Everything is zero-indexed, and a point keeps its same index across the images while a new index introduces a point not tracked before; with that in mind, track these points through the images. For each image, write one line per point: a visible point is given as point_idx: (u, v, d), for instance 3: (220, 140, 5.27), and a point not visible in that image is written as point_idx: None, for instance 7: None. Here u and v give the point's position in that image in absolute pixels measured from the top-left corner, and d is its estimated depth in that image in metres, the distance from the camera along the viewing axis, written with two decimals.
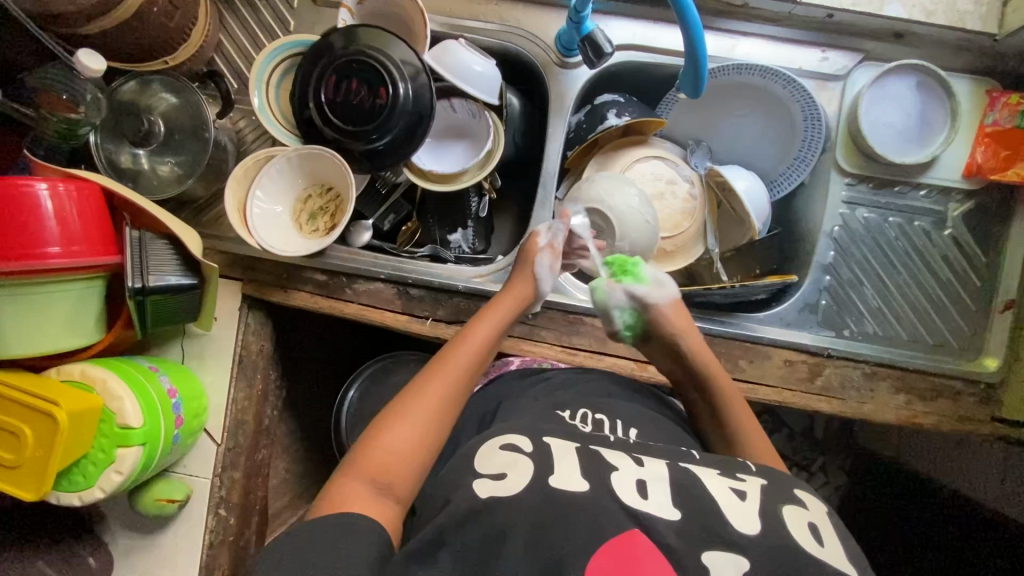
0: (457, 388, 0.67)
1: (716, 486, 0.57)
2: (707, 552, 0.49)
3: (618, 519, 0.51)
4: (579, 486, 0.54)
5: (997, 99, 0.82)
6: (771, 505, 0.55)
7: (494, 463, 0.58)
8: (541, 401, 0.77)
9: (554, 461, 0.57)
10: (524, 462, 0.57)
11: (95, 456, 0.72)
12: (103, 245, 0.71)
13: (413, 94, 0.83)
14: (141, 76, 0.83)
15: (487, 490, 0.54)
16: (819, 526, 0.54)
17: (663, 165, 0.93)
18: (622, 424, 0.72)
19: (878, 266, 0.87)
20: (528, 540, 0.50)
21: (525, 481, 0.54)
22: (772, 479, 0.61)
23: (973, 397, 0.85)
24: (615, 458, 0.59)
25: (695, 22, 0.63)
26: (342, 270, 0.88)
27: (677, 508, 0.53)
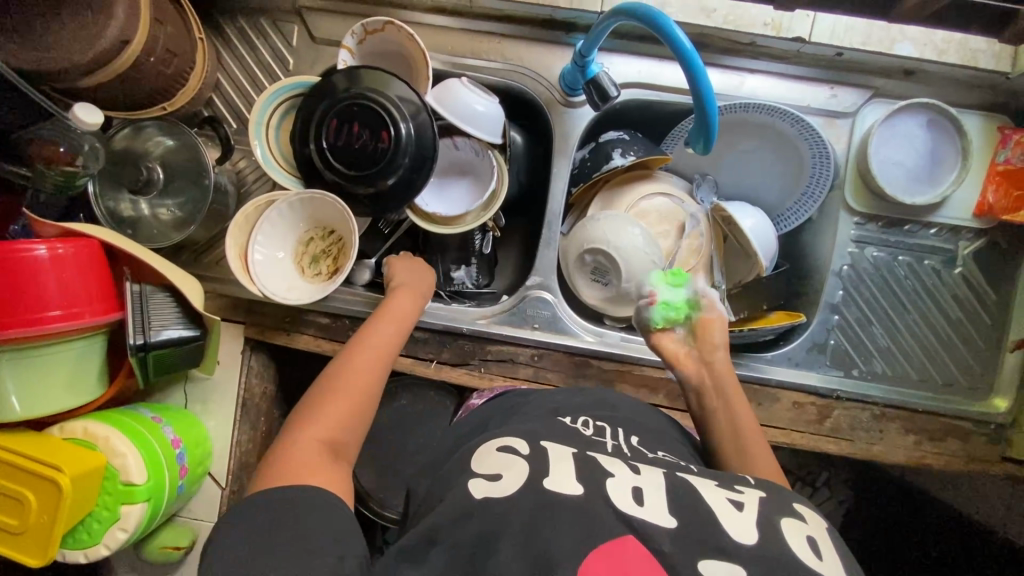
0: (366, 380, 0.68)
1: (713, 494, 0.54)
2: (700, 560, 0.47)
3: (609, 523, 0.50)
4: (574, 490, 0.53)
5: (1010, 136, 0.81)
6: (769, 515, 0.53)
7: (493, 464, 0.58)
8: (533, 408, 0.73)
9: (550, 462, 0.56)
10: (520, 464, 0.56)
11: (100, 514, 0.71)
12: (105, 302, 0.70)
13: (416, 135, 0.82)
14: (135, 122, 0.80)
15: (481, 491, 0.54)
16: (817, 540, 0.52)
17: (669, 202, 0.92)
18: (622, 431, 0.68)
19: (888, 305, 0.86)
20: (516, 544, 0.49)
21: (520, 482, 0.54)
22: (772, 489, 0.58)
23: (983, 437, 0.84)
24: (612, 465, 0.58)
25: (705, 80, 0.62)
26: (346, 312, 0.88)
27: (673, 515, 0.51)
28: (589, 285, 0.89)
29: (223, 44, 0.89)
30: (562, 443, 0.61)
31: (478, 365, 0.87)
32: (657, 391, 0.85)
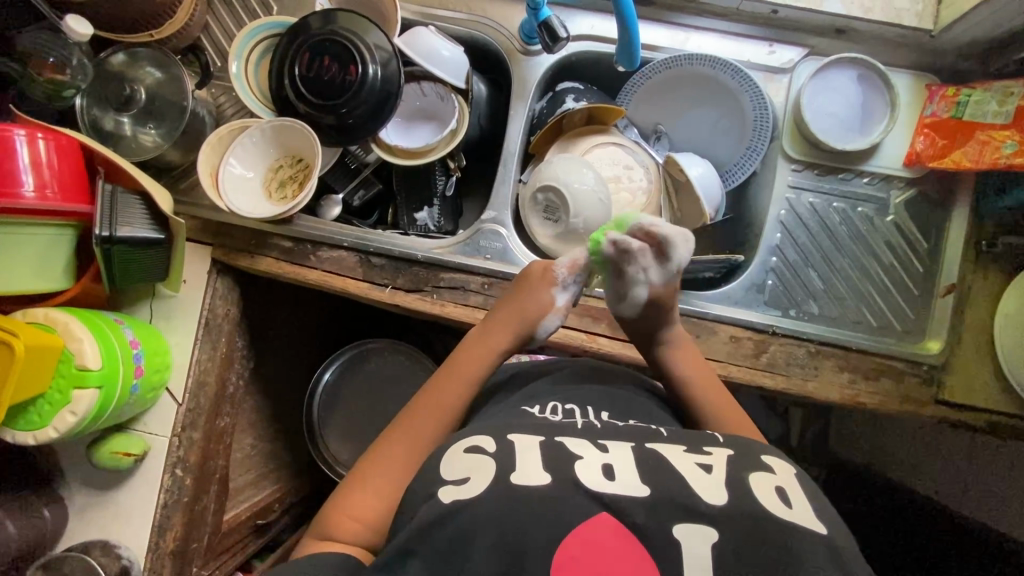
0: (426, 433, 0.69)
1: (683, 462, 0.56)
2: (677, 526, 0.49)
3: (583, 505, 0.51)
4: (542, 479, 0.53)
5: (936, 92, 0.86)
6: (738, 476, 0.55)
7: (458, 468, 0.57)
8: (518, 395, 0.78)
9: (516, 456, 0.56)
10: (488, 463, 0.56)
11: (52, 396, 0.74)
12: (76, 194, 0.75)
13: (382, 76, 0.89)
14: (130, 48, 0.89)
15: (451, 496, 0.53)
16: (787, 489, 0.54)
17: (621, 151, 0.97)
18: (593, 410, 0.72)
19: (823, 250, 0.90)
20: (491, 542, 0.49)
21: (486, 483, 0.53)
22: (741, 449, 0.60)
23: (915, 377, 0.86)
24: (580, 446, 0.58)
25: (630, 12, 0.69)
26: (308, 237, 0.92)
27: (645, 484, 0.52)
28: (541, 223, 0.94)
29: None
30: (528, 432, 0.61)
31: (431, 291, 0.91)
32: (600, 320, 0.90)
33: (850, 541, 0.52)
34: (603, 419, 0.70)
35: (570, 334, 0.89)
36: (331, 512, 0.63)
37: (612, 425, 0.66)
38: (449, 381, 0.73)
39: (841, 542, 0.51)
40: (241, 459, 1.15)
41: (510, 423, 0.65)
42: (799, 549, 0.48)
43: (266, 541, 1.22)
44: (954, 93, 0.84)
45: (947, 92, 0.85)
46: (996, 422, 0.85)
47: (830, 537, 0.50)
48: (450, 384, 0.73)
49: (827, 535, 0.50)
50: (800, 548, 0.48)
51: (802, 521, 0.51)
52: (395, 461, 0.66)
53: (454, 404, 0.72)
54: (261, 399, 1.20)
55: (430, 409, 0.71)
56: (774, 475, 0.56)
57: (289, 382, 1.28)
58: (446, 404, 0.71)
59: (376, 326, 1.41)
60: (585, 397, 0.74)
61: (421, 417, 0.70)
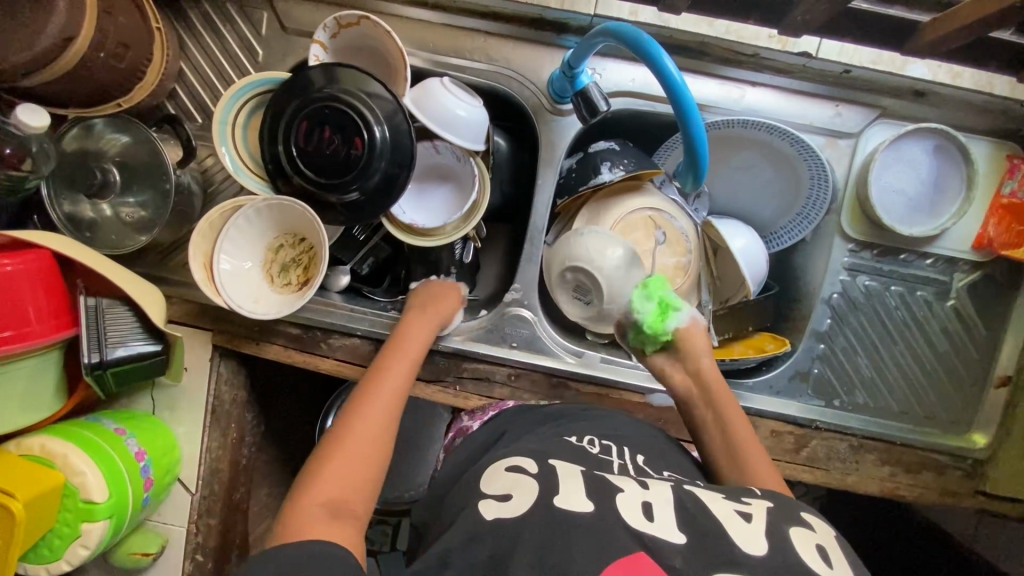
0: (391, 407, 0.67)
1: (720, 507, 0.55)
2: (715, 574, 0.47)
3: (623, 541, 0.49)
4: (584, 507, 0.52)
5: (1018, 167, 0.77)
6: (777, 527, 0.53)
7: (499, 484, 0.58)
8: (553, 427, 0.71)
9: (559, 482, 0.56)
10: (528, 482, 0.57)
11: (60, 530, 0.70)
12: (57, 318, 0.67)
13: (391, 139, 0.77)
14: (83, 120, 0.75)
15: (492, 512, 0.54)
16: (826, 547, 0.52)
17: (658, 219, 0.88)
18: (628, 450, 0.67)
19: (876, 336, 0.83)
20: (531, 563, 0.48)
21: (529, 500, 0.54)
22: (777, 500, 0.58)
23: (959, 470, 0.83)
24: (620, 479, 0.58)
25: (699, 134, 0.58)
26: (318, 324, 0.84)
27: (682, 529, 0.51)
28: (571, 302, 0.86)
29: (188, 32, 0.82)
30: (571, 460, 0.61)
31: (452, 382, 0.84)
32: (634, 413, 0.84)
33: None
34: (639, 462, 0.65)
35: None
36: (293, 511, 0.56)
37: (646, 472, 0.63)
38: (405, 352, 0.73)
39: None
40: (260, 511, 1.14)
41: (549, 446, 0.65)
42: None
43: None
44: None
45: None
46: None
47: None
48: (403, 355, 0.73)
49: None
50: None
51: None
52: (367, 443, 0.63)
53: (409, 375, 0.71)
54: (275, 450, 1.16)
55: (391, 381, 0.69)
56: (813, 531, 0.54)
57: (299, 424, 1.24)
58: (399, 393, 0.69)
59: None
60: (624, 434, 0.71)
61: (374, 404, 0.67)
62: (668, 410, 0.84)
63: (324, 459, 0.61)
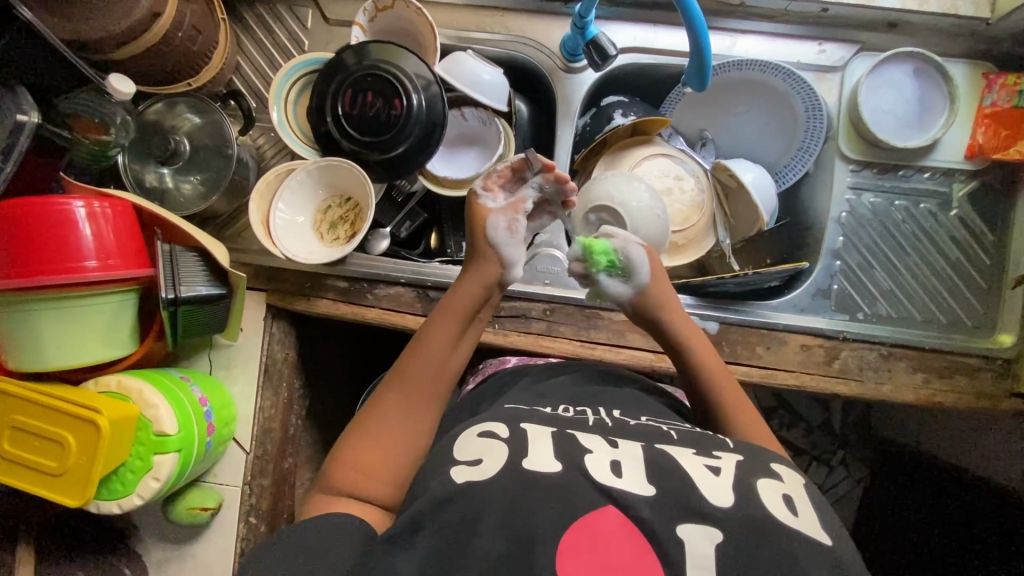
0: (433, 378, 0.64)
1: (690, 462, 0.56)
2: (681, 525, 0.49)
3: (590, 497, 0.51)
4: (551, 468, 0.53)
5: (995, 81, 0.84)
6: (746, 479, 0.54)
7: (472, 449, 0.57)
8: (531, 391, 0.78)
9: (528, 442, 0.57)
10: (499, 446, 0.56)
11: (133, 463, 0.74)
12: (137, 258, 0.74)
13: (426, 105, 0.86)
14: (167, 97, 0.86)
15: (464, 475, 0.53)
16: (793, 496, 0.54)
17: (671, 163, 0.95)
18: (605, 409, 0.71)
19: (887, 249, 0.88)
20: (499, 523, 0.49)
21: (499, 466, 0.54)
22: (749, 452, 0.59)
23: (990, 372, 0.85)
24: (590, 440, 0.59)
25: (701, 24, 0.66)
26: (363, 275, 0.91)
27: (652, 483, 0.52)
28: None
29: (243, 31, 0.95)
30: (541, 422, 0.62)
31: (492, 322, 0.89)
32: None
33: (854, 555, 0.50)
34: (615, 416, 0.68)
35: (639, 354, 0.88)
36: (329, 479, 0.57)
37: (623, 423, 0.65)
38: (448, 319, 0.67)
39: (844, 554, 0.50)
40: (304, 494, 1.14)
41: (521, 411, 0.65)
42: (805, 556, 0.47)
43: None
44: (1015, 82, 0.82)
45: (1007, 81, 0.83)
46: None
47: (835, 548, 0.49)
48: (447, 318, 0.68)
49: (831, 546, 0.49)
50: None
51: (807, 530, 0.50)
52: (404, 418, 0.61)
53: (453, 349, 0.67)
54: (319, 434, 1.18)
55: (430, 352, 0.65)
56: (782, 482, 0.55)
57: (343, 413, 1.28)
58: (441, 362, 0.65)
59: None
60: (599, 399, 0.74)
61: (420, 370, 0.64)
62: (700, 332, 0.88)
63: (365, 433, 0.60)
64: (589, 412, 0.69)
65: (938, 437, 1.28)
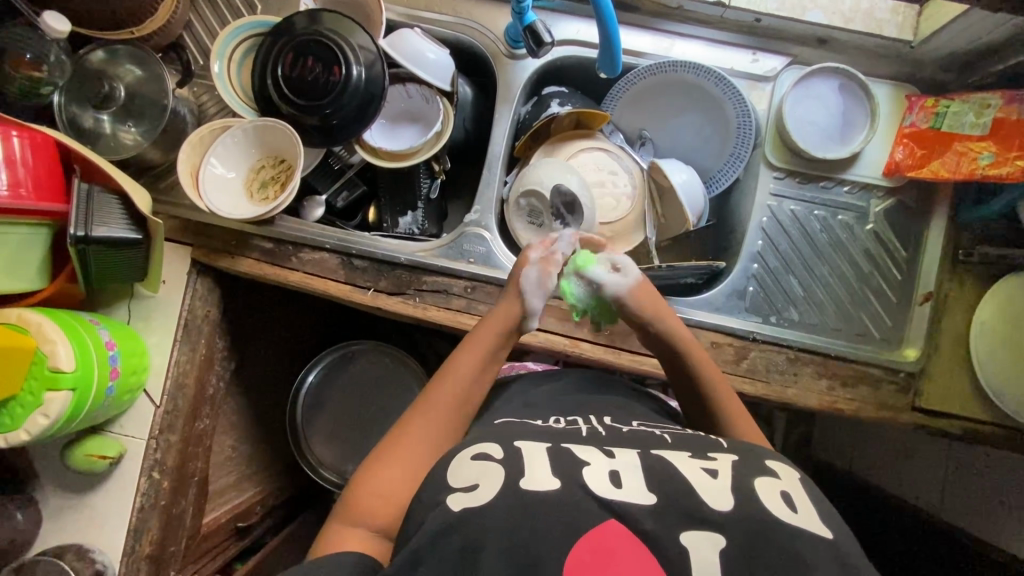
0: (451, 411, 0.66)
1: (687, 466, 0.56)
2: (684, 533, 0.49)
3: (592, 512, 0.50)
4: (550, 485, 0.52)
5: (916, 102, 0.87)
6: (744, 480, 0.55)
7: (465, 475, 0.55)
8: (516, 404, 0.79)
9: (524, 462, 0.55)
10: (494, 469, 0.55)
11: (24, 398, 0.73)
12: (51, 193, 0.74)
13: (366, 77, 0.88)
14: (108, 45, 0.87)
15: (460, 504, 0.52)
16: (791, 492, 0.55)
17: (605, 156, 0.97)
18: (595, 416, 0.72)
19: (804, 257, 0.90)
20: (502, 551, 0.48)
21: (495, 490, 0.52)
22: (745, 453, 0.60)
23: (893, 384, 0.87)
24: (585, 453, 0.58)
25: (609, 15, 0.68)
26: (289, 239, 0.91)
27: (651, 491, 0.52)
28: (525, 227, 0.94)
29: None
30: (532, 440, 0.61)
31: (413, 295, 0.90)
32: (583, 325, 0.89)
33: (854, 541, 0.52)
34: (607, 424, 0.70)
35: (553, 338, 0.89)
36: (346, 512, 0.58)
37: (617, 432, 0.66)
38: (467, 360, 0.70)
39: (846, 544, 0.51)
40: (221, 462, 1.12)
41: (509, 428, 0.64)
42: (812, 558, 0.48)
43: (246, 546, 1.20)
44: (932, 104, 0.85)
45: (926, 103, 0.86)
46: (969, 429, 0.86)
47: (836, 542, 0.50)
48: (460, 363, 0.70)
49: (832, 540, 0.50)
50: (780, 543, 0.49)
51: (807, 524, 0.51)
52: (414, 452, 0.62)
53: (479, 381, 0.70)
54: (244, 402, 1.18)
55: (451, 385, 0.68)
56: (778, 479, 0.56)
57: (276, 386, 1.27)
58: (462, 394, 0.68)
59: (364, 330, 1.40)
60: (593, 408, 0.76)
61: (438, 404, 0.66)
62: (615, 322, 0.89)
63: (378, 465, 0.61)
64: (580, 423, 0.69)
65: (865, 458, 1.29)
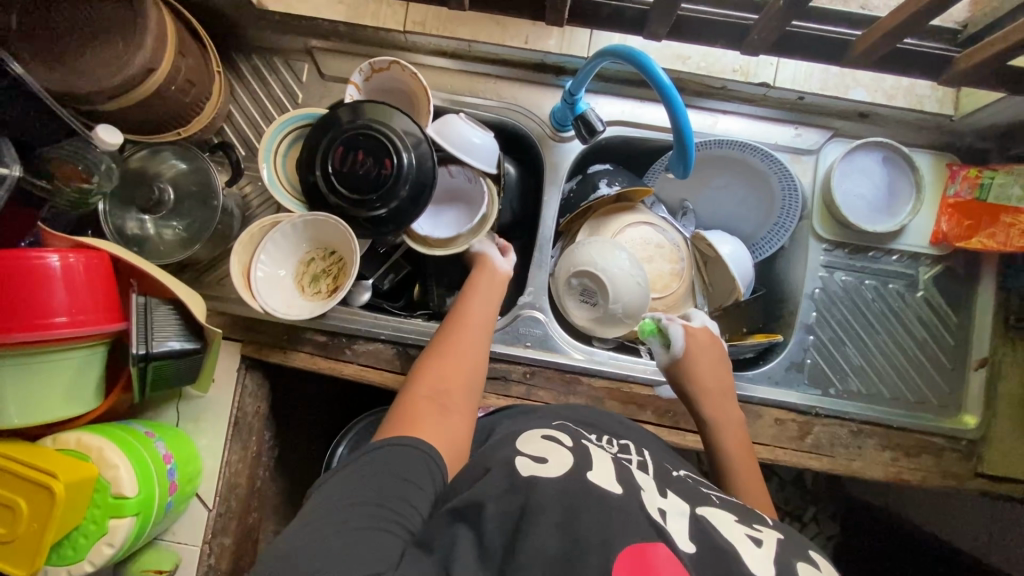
0: (467, 338, 0.77)
1: (732, 530, 0.54)
2: None
3: (641, 530, 0.50)
4: (613, 488, 0.55)
5: (958, 172, 0.89)
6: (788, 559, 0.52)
7: (536, 447, 0.60)
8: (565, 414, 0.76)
9: (591, 462, 0.59)
10: (562, 453, 0.59)
11: (87, 527, 0.70)
12: (109, 312, 0.72)
13: (417, 164, 0.87)
14: (152, 145, 0.86)
15: (528, 469, 0.56)
16: None
17: (652, 231, 0.97)
18: (642, 451, 0.71)
19: (859, 327, 0.91)
20: (558, 521, 0.50)
21: (563, 468, 0.56)
22: (790, 535, 0.57)
23: (955, 452, 0.87)
24: (643, 480, 0.59)
25: (678, 104, 0.69)
26: (343, 331, 0.90)
27: (693, 540, 0.51)
28: (577, 306, 0.93)
29: (238, 80, 0.95)
30: (598, 448, 0.64)
31: None
32: (645, 408, 0.89)
33: None
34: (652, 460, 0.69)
35: None
36: (403, 409, 0.67)
37: (665, 472, 0.65)
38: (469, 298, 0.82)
39: None
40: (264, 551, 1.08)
41: (573, 432, 0.67)
42: None
43: None
44: (976, 175, 0.87)
45: (969, 173, 0.88)
46: None
47: None
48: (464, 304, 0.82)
49: None
50: None
51: None
52: (455, 366, 0.73)
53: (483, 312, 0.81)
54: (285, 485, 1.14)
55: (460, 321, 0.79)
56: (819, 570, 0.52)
57: None
58: (472, 324, 0.79)
59: None
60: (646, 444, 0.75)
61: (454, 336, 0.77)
62: (677, 403, 0.89)
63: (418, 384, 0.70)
64: (631, 452, 0.69)
65: None
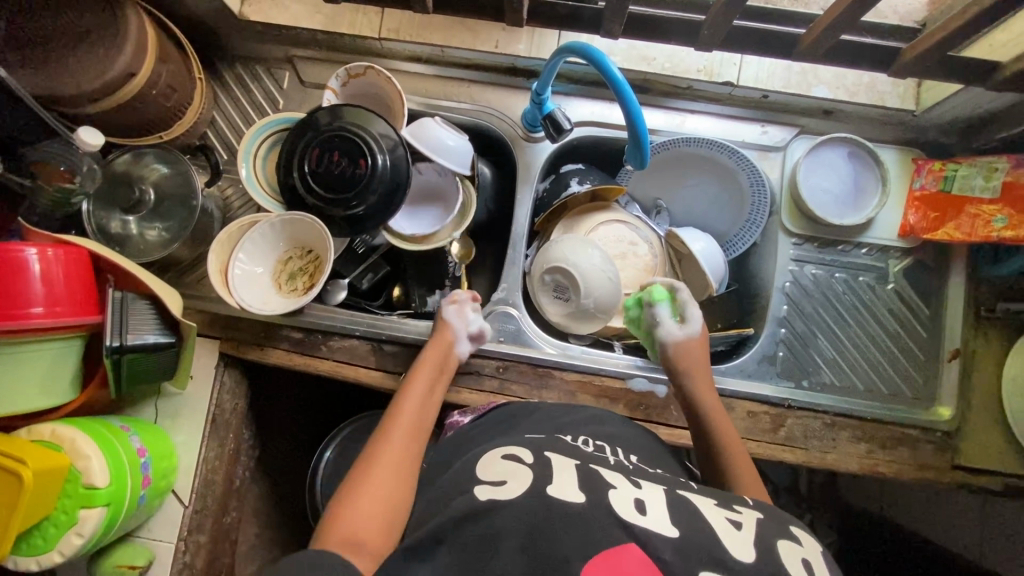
0: (417, 418, 0.73)
1: (711, 512, 0.53)
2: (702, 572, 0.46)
3: (612, 530, 0.48)
4: (577, 498, 0.51)
5: (923, 166, 0.91)
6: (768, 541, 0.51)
7: (495, 471, 0.57)
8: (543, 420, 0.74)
9: (554, 471, 0.55)
10: (524, 471, 0.56)
11: (57, 517, 0.71)
12: (86, 305, 0.74)
13: (391, 165, 0.89)
14: (135, 149, 0.89)
15: (488, 493, 0.53)
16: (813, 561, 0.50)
17: (625, 229, 0.99)
18: (622, 451, 0.68)
19: (830, 320, 0.92)
20: (520, 546, 0.48)
21: (524, 487, 0.53)
22: (769, 512, 0.56)
23: (931, 444, 0.87)
24: (614, 477, 0.57)
25: (633, 105, 0.71)
26: (319, 328, 0.92)
27: (674, 524, 0.50)
28: (551, 302, 0.94)
29: (221, 88, 0.99)
30: (565, 453, 0.60)
31: None
32: (617, 401, 0.89)
33: None
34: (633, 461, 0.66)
35: None
36: (341, 493, 0.62)
37: (642, 468, 0.63)
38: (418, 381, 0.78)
39: None
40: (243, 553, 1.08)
41: (547, 440, 0.64)
42: None
43: None
44: (940, 168, 0.88)
45: (933, 166, 0.89)
46: (1009, 485, 0.85)
47: None
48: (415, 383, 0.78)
49: None
50: None
51: None
52: (398, 448, 0.68)
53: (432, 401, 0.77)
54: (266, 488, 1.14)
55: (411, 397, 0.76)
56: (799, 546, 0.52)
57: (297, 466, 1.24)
58: (423, 406, 0.75)
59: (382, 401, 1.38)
60: (631, 444, 0.71)
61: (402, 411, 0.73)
62: (650, 396, 0.89)
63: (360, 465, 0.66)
64: (609, 451, 0.67)
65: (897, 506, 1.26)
